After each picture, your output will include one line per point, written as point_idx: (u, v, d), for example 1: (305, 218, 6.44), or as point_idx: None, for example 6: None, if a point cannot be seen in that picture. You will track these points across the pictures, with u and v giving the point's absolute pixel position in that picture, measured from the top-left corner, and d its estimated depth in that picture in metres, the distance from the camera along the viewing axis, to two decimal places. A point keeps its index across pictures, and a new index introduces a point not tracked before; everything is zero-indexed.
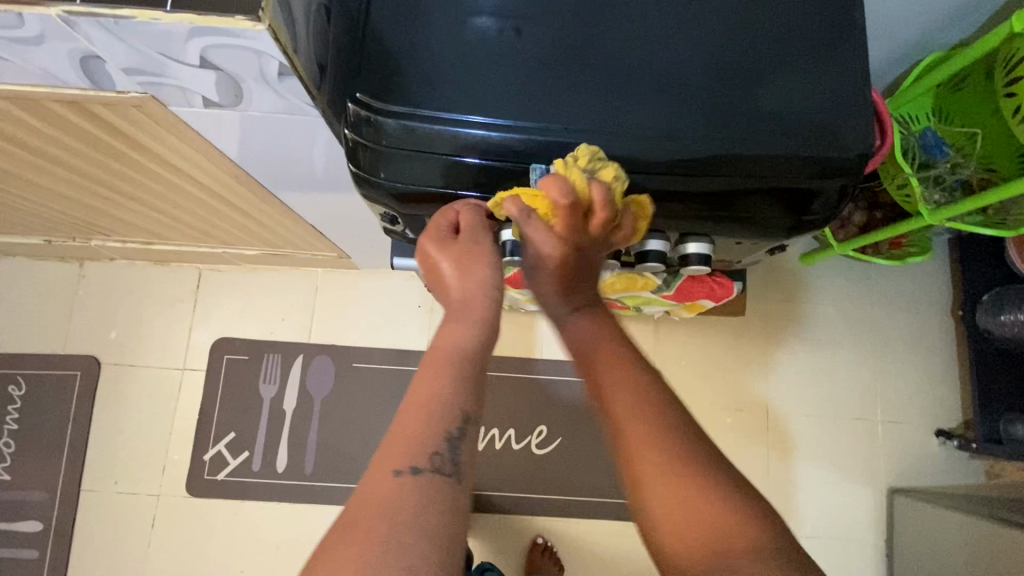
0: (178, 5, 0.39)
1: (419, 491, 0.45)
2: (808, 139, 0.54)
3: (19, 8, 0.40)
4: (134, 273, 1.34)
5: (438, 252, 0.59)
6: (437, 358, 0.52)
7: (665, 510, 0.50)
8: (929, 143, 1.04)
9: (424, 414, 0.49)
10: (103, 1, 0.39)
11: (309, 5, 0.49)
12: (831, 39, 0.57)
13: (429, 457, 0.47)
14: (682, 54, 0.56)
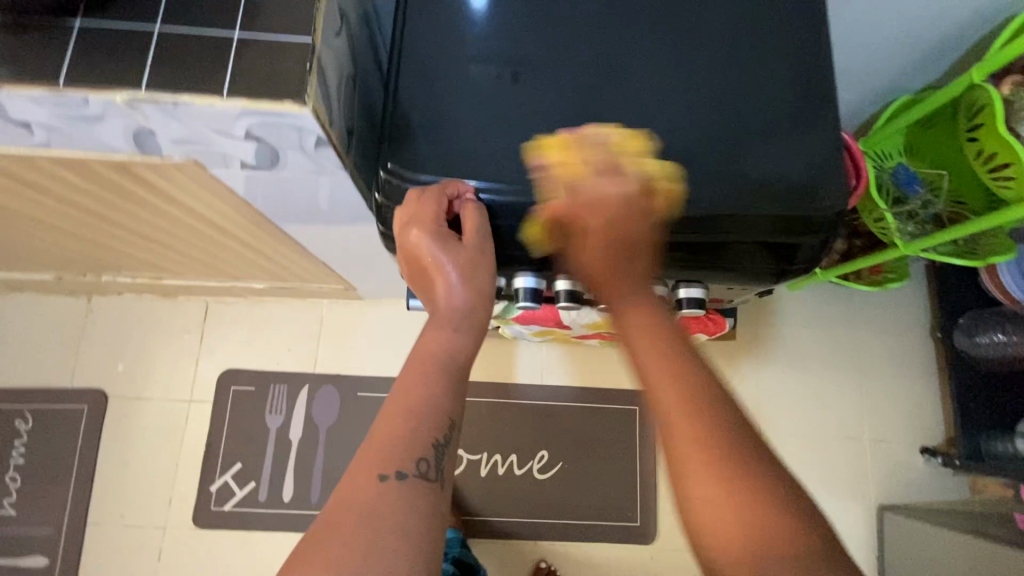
0: (233, 91, 0.44)
1: (404, 497, 0.46)
2: (790, 195, 0.60)
3: (87, 93, 0.44)
4: (141, 306, 1.36)
5: (422, 243, 0.56)
6: (425, 364, 0.53)
7: (706, 520, 0.45)
8: (902, 178, 1.11)
9: (411, 419, 0.49)
10: (165, 89, 0.44)
11: (340, 79, 0.54)
12: (810, 104, 0.64)
13: (413, 463, 0.48)
14: (673, 107, 0.63)
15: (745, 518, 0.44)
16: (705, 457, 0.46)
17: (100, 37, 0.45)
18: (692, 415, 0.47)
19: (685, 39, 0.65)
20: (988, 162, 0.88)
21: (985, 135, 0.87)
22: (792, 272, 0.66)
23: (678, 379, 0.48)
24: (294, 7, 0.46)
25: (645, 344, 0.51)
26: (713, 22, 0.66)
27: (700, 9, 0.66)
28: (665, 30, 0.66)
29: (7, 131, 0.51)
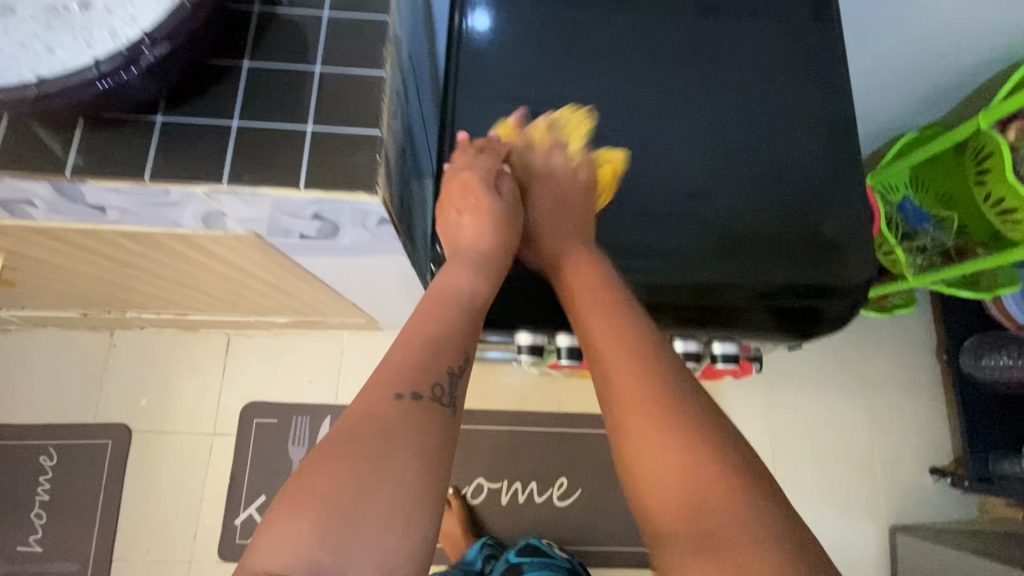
0: (309, 182, 0.47)
1: (416, 419, 0.46)
2: (816, 264, 0.64)
3: (171, 186, 0.47)
4: (162, 341, 1.38)
5: (463, 199, 0.62)
6: (439, 301, 0.54)
7: (661, 499, 0.44)
8: (908, 213, 1.14)
9: (426, 349, 0.50)
10: (246, 182, 0.47)
11: (399, 154, 0.57)
12: (837, 176, 0.68)
13: (428, 387, 0.48)
14: (696, 151, 0.68)
15: (684, 445, 0.44)
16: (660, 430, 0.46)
17: (181, 131, 0.47)
18: (651, 392, 0.47)
19: (716, 112, 0.69)
20: (997, 205, 0.92)
21: (994, 180, 0.91)
22: (812, 336, 0.68)
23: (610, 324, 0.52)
24: (363, 102, 0.49)
25: (585, 287, 0.56)
26: (743, 95, 0.70)
27: (731, 82, 0.70)
28: (695, 101, 0.70)
29: (78, 212, 0.53)
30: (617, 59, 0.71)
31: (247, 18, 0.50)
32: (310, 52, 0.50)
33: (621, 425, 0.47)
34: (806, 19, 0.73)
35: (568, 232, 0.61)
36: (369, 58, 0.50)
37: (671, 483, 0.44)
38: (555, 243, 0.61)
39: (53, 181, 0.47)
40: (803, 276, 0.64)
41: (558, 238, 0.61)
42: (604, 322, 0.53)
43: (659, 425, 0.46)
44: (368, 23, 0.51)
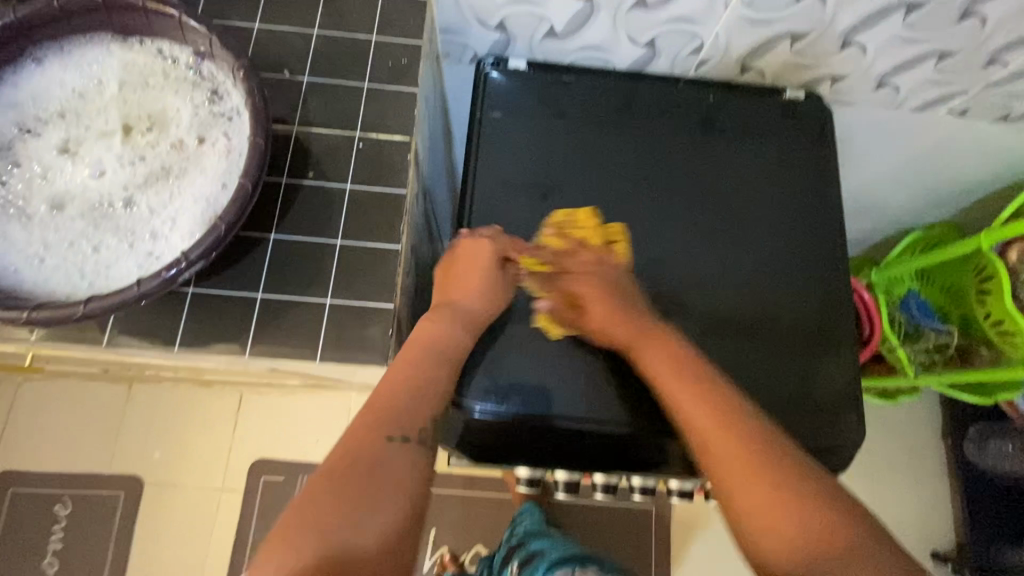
0: (325, 355, 0.51)
1: (405, 463, 0.45)
2: (810, 421, 0.64)
3: (199, 353, 0.51)
4: (178, 394, 1.41)
5: (465, 261, 0.61)
6: (429, 345, 0.53)
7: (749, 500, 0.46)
8: (914, 311, 1.12)
9: (416, 393, 0.49)
10: (267, 354, 0.51)
11: (404, 295, 0.58)
12: (829, 329, 0.67)
13: (416, 430, 0.47)
14: (700, 279, 0.68)
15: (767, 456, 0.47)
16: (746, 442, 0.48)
17: (210, 302, 0.52)
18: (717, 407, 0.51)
19: (722, 242, 0.69)
20: (997, 324, 0.94)
21: (995, 302, 0.93)
22: None
23: (671, 369, 0.55)
24: (378, 276, 0.53)
25: (646, 341, 0.57)
26: (748, 225, 0.70)
27: (732, 225, 0.70)
28: (699, 232, 0.69)
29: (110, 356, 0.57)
30: (617, 185, 0.70)
31: (274, 191, 0.54)
32: (330, 226, 0.54)
33: (709, 449, 0.49)
34: (809, 155, 0.72)
35: (608, 300, 0.60)
36: (386, 232, 0.54)
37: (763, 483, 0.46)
38: (602, 319, 0.59)
39: (92, 345, 0.51)
40: (801, 432, 0.63)
41: (602, 320, 0.60)
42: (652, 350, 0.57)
43: (741, 453, 0.48)
44: (385, 197, 0.55)
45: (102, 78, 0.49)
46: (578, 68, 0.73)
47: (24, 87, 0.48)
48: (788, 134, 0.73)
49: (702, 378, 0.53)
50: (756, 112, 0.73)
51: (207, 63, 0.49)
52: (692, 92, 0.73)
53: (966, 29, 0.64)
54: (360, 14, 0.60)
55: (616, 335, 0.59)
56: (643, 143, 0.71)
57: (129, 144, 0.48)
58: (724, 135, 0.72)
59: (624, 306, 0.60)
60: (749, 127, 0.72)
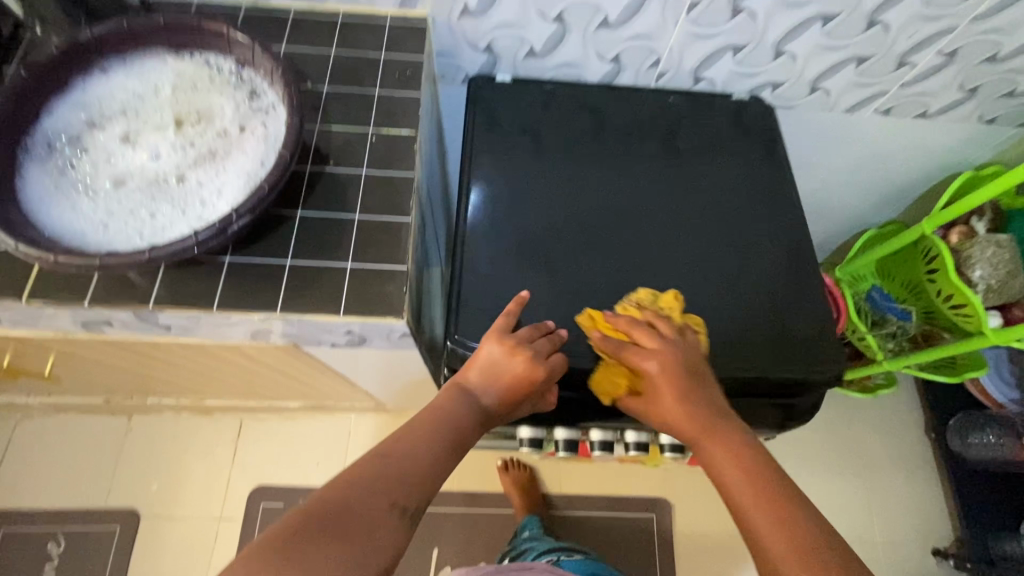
0: (347, 309, 0.58)
1: (389, 533, 0.42)
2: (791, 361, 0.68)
3: (232, 313, 0.57)
4: (178, 425, 1.43)
5: (494, 377, 0.58)
6: (440, 423, 0.52)
7: None
8: (877, 301, 1.22)
9: (428, 472, 0.48)
10: (295, 310, 0.57)
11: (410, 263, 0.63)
12: (799, 281, 0.72)
13: (416, 503, 0.45)
14: (677, 239, 0.73)
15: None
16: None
17: (245, 267, 0.59)
18: (786, 524, 0.44)
19: (694, 208, 0.76)
20: (949, 301, 1.02)
21: (943, 279, 1.02)
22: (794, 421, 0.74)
23: (748, 475, 0.48)
24: (392, 243, 0.61)
25: (714, 435, 0.53)
26: (716, 194, 0.77)
27: (699, 198, 0.76)
28: (673, 201, 0.76)
29: (146, 330, 0.62)
30: (596, 165, 0.77)
31: (299, 177, 0.63)
32: (348, 203, 0.62)
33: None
34: (760, 142, 0.82)
35: (683, 389, 0.55)
36: (396, 207, 0.62)
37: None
38: (664, 408, 0.56)
39: (136, 311, 0.57)
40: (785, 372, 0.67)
41: (667, 414, 0.56)
42: (721, 451, 0.51)
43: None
44: (396, 179, 0.64)
45: (158, 84, 0.58)
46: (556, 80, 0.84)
47: (92, 92, 0.57)
48: (738, 126, 0.83)
49: (786, 484, 0.47)
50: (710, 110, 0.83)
51: (247, 68, 0.59)
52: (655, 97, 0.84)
53: (875, 34, 0.77)
54: (369, 38, 0.72)
55: (683, 429, 0.54)
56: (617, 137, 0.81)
57: (180, 134, 0.56)
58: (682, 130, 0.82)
59: (702, 399, 0.55)
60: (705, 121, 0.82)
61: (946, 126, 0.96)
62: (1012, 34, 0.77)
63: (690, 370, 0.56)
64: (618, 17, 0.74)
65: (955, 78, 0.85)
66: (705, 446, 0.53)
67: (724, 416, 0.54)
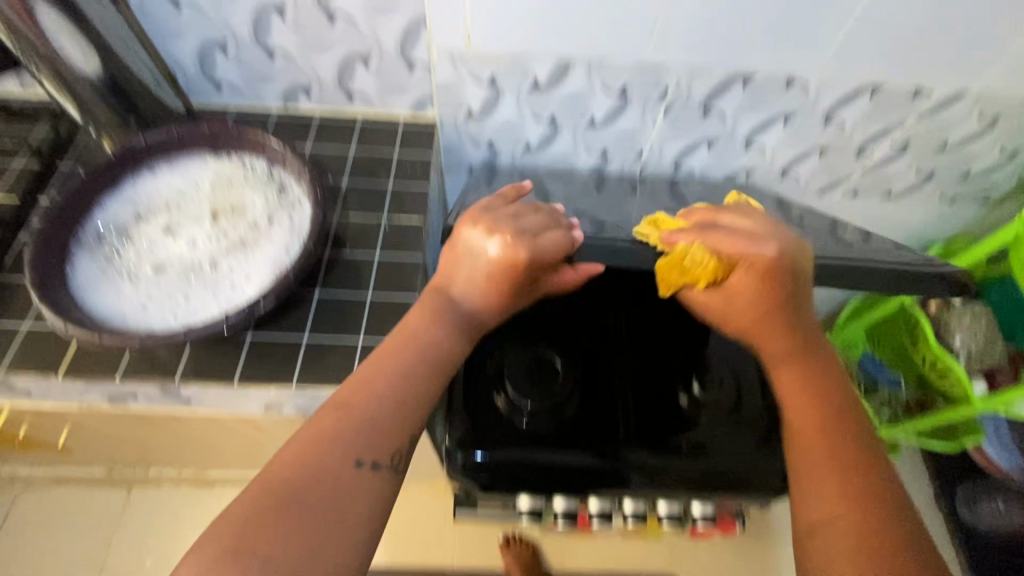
0: None
1: (362, 489, 0.44)
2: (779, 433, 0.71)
3: (253, 385, 0.62)
4: (176, 497, 1.41)
5: (477, 263, 0.57)
6: (409, 346, 0.52)
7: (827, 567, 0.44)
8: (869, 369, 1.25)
9: (394, 422, 0.48)
10: (310, 383, 0.62)
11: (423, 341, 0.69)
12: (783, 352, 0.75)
13: (389, 456, 0.46)
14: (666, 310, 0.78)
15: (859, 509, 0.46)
16: (848, 490, 0.47)
17: (265, 343, 0.64)
18: (837, 447, 0.50)
19: None
20: (934, 367, 1.06)
21: (926, 346, 1.07)
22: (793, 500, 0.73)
23: (815, 398, 0.54)
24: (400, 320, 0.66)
25: (794, 364, 0.57)
26: None
27: None
28: None
29: (168, 402, 0.66)
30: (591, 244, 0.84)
31: (321, 260, 0.69)
32: (362, 284, 0.68)
33: (821, 489, 0.48)
34: None
35: (775, 284, 0.57)
36: (405, 287, 0.69)
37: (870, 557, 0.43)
38: (746, 306, 0.58)
39: (163, 385, 0.62)
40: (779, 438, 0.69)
41: (744, 305, 0.58)
42: (795, 369, 0.56)
43: (850, 514, 0.46)
44: (406, 261, 0.70)
45: (199, 181, 0.66)
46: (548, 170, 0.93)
47: (141, 189, 0.65)
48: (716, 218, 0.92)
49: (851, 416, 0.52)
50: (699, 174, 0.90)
51: (278, 168, 0.67)
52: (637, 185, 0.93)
53: (833, 129, 0.86)
54: (385, 138, 0.81)
55: (753, 328, 0.58)
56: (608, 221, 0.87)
57: (216, 226, 0.64)
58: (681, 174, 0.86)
59: (786, 316, 0.57)
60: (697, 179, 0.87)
61: (911, 205, 1.04)
62: (957, 129, 0.86)
63: (781, 273, 0.57)
64: (603, 118, 0.84)
65: (911, 164, 0.93)
66: (777, 355, 0.57)
67: (814, 349, 0.57)
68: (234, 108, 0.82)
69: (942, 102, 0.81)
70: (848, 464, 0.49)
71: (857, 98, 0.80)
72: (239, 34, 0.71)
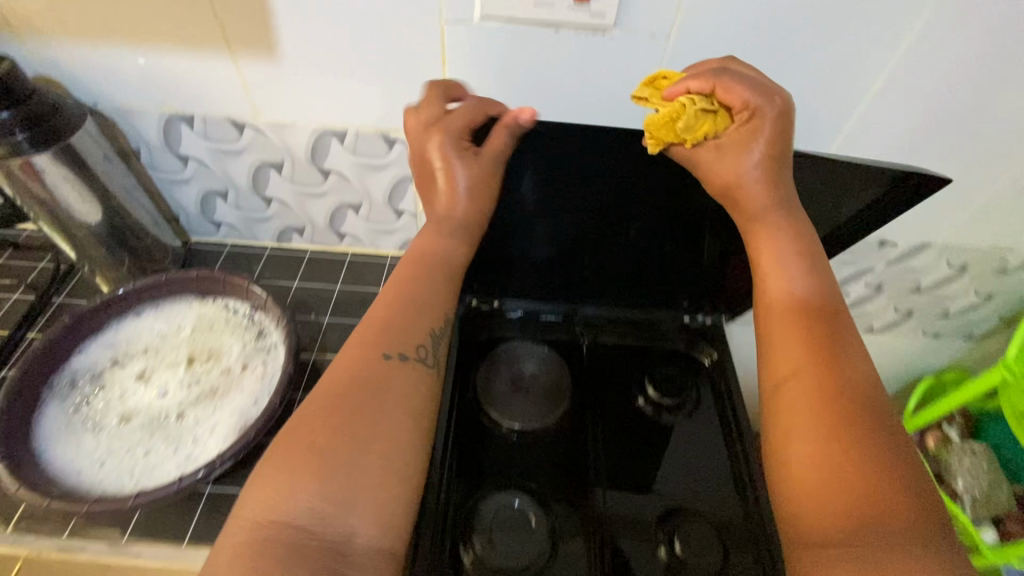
0: None
1: (407, 377, 0.48)
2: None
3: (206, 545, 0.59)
4: None
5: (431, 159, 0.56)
6: (417, 262, 0.55)
7: (795, 451, 0.41)
8: None
9: (413, 311, 0.52)
10: None
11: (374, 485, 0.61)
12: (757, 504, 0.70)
13: (413, 349, 0.50)
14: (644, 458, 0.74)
15: (829, 391, 0.42)
16: (824, 374, 0.43)
17: (224, 497, 0.62)
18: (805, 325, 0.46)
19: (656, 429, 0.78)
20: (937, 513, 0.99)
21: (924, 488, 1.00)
22: None
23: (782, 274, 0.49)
24: None
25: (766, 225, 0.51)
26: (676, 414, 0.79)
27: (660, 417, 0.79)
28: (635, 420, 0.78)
29: None
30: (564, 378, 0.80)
31: (292, 403, 0.69)
32: None
33: (787, 367, 0.45)
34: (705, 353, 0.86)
35: (770, 137, 0.50)
36: None
37: (838, 436, 0.40)
38: (731, 160, 0.51)
39: (112, 542, 0.59)
40: None
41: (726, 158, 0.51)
42: (774, 236, 0.50)
43: (820, 403, 0.42)
44: None
45: (181, 325, 0.68)
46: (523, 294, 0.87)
47: (122, 332, 0.67)
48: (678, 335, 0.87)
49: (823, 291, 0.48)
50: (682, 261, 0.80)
51: (260, 312, 0.69)
52: (619, 307, 0.88)
53: None
54: (371, 275, 0.85)
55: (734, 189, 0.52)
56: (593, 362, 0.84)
57: (190, 371, 0.64)
58: (662, 230, 0.75)
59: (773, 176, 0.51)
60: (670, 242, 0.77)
61: (895, 338, 1.04)
62: (928, 273, 0.88)
63: (775, 137, 0.50)
64: None
65: (889, 303, 0.95)
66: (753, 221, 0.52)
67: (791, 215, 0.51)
68: (231, 243, 0.86)
69: (907, 251, 0.84)
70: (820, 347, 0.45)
71: None
72: (238, 185, 0.77)
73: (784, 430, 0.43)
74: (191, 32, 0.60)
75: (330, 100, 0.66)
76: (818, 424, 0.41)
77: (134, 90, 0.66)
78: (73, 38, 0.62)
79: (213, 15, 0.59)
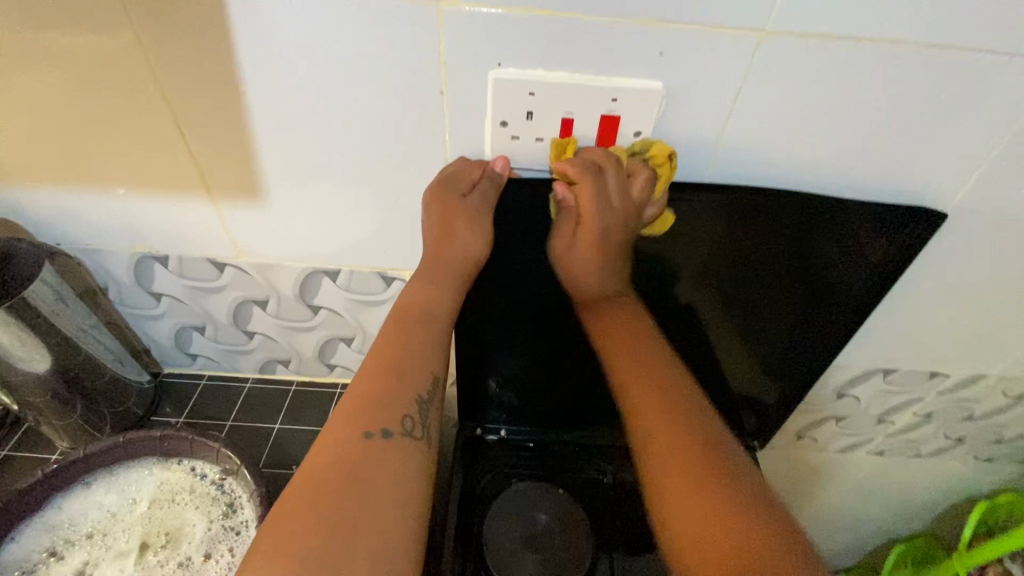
0: None
1: (390, 459, 0.42)
2: None
3: None
4: None
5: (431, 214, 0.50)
6: (405, 318, 0.49)
7: (678, 518, 0.45)
8: None
9: (395, 374, 0.45)
10: None
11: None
12: None
13: (399, 422, 0.44)
14: None
15: (691, 454, 0.47)
16: (685, 440, 0.48)
17: None
18: (664, 398, 0.51)
19: None
20: None
21: None
22: None
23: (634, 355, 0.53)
24: None
25: (624, 329, 0.55)
26: None
27: None
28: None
29: None
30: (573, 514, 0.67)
31: None
32: None
33: (650, 437, 0.49)
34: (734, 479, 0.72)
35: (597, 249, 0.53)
36: None
37: (702, 501, 0.44)
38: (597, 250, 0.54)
39: None
40: None
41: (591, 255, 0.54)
42: (621, 332, 0.55)
43: (693, 479, 0.46)
44: None
45: (136, 498, 0.58)
46: (533, 424, 0.76)
47: (65, 511, 0.57)
48: None
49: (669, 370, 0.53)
50: (715, 370, 0.68)
51: (230, 479, 0.59)
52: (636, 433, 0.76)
53: (846, 402, 0.80)
54: None
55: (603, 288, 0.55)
56: (617, 509, 0.70)
57: (142, 564, 0.55)
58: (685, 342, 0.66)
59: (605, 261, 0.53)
60: (699, 344, 0.65)
61: (943, 464, 0.94)
62: (981, 403, 0.79)
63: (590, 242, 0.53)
64: None
65: (937, 430, 0.85)
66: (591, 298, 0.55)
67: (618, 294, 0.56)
68: (208, 375, 0.77)
69: (961, 381, 0.76)
70: (676, 417, 0.49)
71: (868, 378, 0.75)
72: (217, 319, 0.69)
73: (660, 501, 0.47)
74: (169, 174, 0.54)
75: (320, 241, 0.59)
76: (688, 491, 0.45)
77: (103, 229, 0.60)
78: (36, 181, 0.55)
79: (192, 159, 0.53)
